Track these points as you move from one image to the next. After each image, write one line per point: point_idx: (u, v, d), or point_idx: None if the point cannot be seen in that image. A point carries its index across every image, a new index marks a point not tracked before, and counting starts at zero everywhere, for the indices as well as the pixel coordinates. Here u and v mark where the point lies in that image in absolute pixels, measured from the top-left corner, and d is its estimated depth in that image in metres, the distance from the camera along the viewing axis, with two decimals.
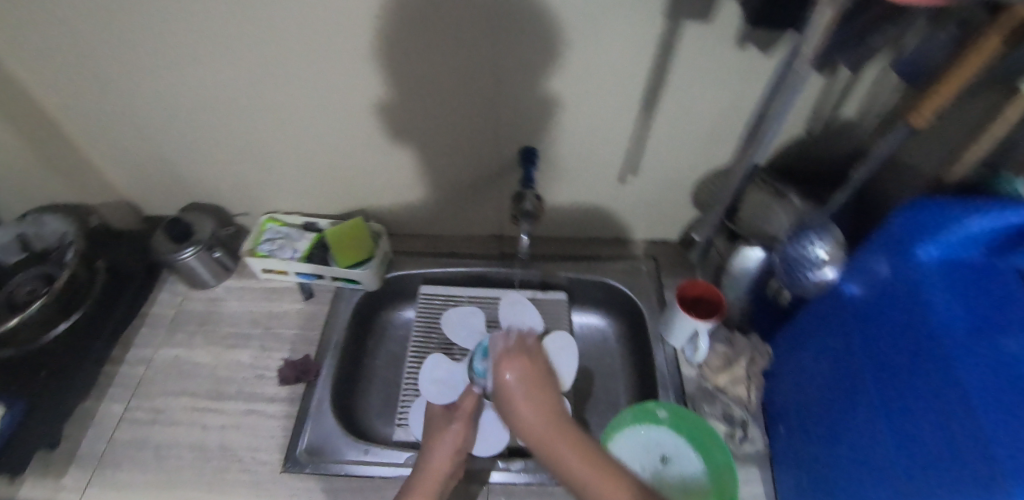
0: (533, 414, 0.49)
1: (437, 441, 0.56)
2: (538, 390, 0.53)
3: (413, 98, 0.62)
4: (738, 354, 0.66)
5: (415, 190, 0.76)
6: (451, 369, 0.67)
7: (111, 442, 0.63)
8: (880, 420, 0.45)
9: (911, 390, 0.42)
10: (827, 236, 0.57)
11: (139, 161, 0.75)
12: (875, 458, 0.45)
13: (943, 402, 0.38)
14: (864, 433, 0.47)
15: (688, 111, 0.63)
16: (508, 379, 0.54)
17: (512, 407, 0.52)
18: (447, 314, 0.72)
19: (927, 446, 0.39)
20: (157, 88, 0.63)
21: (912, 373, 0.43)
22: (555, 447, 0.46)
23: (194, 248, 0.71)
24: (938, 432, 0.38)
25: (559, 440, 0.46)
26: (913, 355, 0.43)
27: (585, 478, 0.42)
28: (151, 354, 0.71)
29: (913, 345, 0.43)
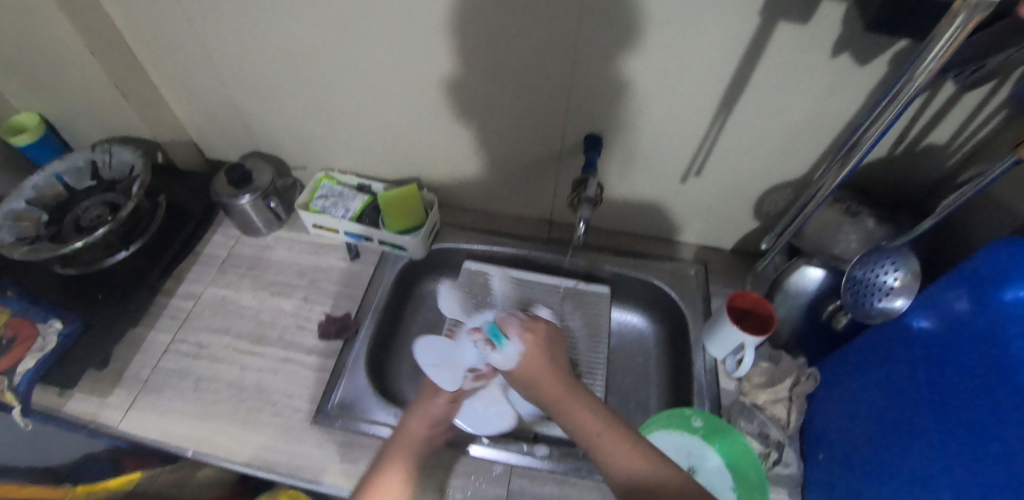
0: (533, 370, 0.52)
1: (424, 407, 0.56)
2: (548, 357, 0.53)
3: (485, 71, 0.61)
4: (783, 374, 0.64)
5: (471, 165, 0.75)
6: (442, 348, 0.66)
7: (156, 369, 0.66)
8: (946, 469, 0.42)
9: (983, 440, 0.39)
10: (903, 263, 0.53)
11: (211, 104, 0.77)
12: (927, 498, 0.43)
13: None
14: (923, 478, 0.44)
15: (769, 115, 0.60)
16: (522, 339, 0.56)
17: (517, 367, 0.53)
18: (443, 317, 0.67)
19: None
20: (235, 35, 0.64)
21: (985, 420, 0.40)
22: (570, 406, 0.47)
23: (252, 195, 0.72)
24: (1007, 488, 0.36)
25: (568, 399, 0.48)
26: (990, 403, 0.39)
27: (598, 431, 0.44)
28: (199, 290, 0.73)
29: (995, 396, 0.39)
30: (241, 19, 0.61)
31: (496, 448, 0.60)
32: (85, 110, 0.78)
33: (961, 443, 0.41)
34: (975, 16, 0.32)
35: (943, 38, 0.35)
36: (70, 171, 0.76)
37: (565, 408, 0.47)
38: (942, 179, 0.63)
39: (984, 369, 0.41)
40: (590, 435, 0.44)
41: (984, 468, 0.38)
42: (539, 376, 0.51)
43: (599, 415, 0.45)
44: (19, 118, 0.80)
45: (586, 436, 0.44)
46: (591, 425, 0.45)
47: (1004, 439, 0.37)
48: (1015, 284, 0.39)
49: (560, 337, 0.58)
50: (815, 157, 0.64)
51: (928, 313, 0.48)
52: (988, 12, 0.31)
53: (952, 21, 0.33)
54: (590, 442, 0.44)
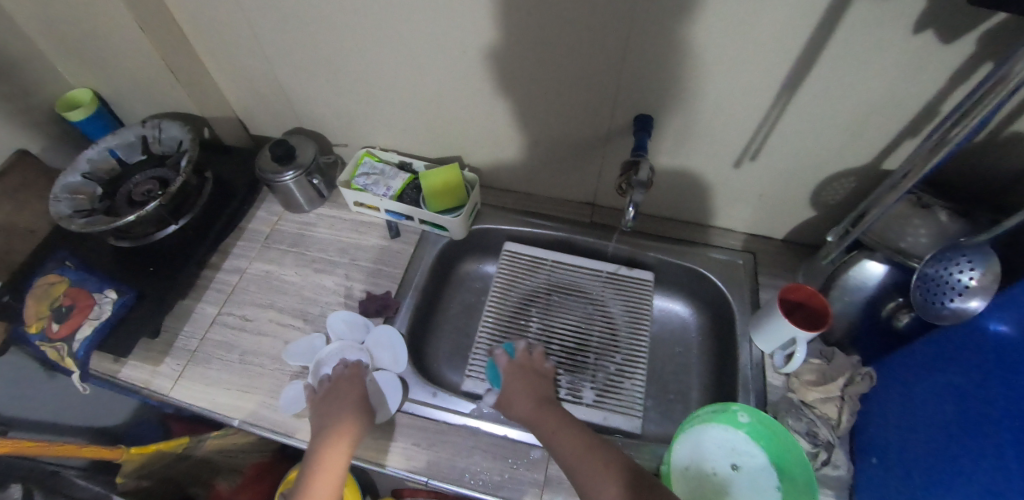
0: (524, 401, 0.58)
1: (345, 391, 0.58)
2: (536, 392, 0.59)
3: (534, 47, 0.59)
4: (836, 372, 0.61)
5: (514, 146, 0.74)
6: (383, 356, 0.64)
7: (204, 340, 0.68)
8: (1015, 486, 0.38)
9: None
10: (981, 262, 0.49)
11: (256, 80, 0.77)
12: None
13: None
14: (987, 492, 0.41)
15: (838, 96, 0.56)
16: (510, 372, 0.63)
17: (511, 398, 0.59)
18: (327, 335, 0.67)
19: None
20: (281, 11, 0.63)
21: None
22: (560, 437, 0.52)
23: (296, 172, 0.73)
24: None
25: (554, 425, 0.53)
26: None
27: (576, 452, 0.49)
28: (244, 265, 0.75)
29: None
30: None
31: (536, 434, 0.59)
32: (136, 86, 0.79)
33: None
34: None
35: None
36: (123, 145, 0.78)
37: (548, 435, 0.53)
38: None
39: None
40: (570, 456, 0.49)
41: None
42: (528, 409, 0.57)
43: (580, 438, 0.51)
44: (75, 93, 0.82)
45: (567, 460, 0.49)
46: (573, 448, 0.50)
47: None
48: None
49: (550, 370, 0.65)
50: (886, 143, 0.59)
51: (1007, 316, 0.45)
52: None
53: None
54: (573, 464, 0.48)
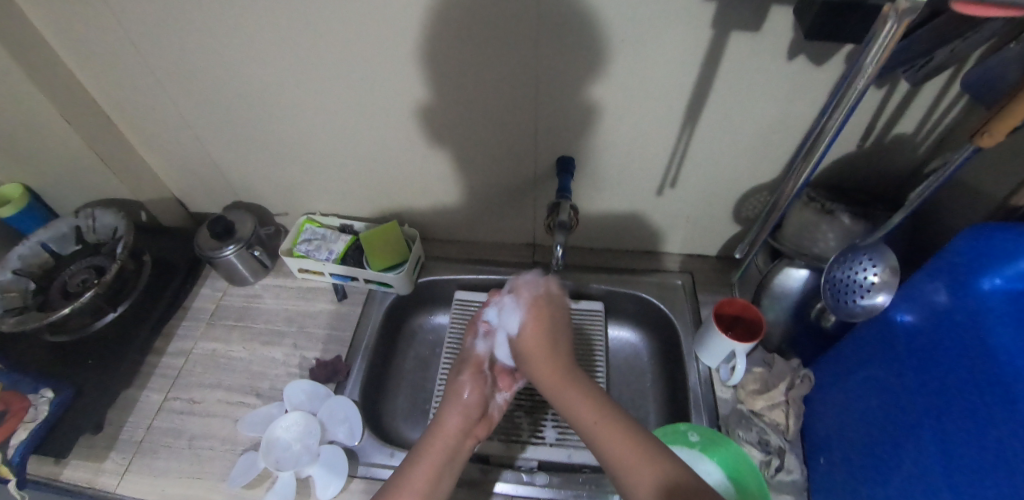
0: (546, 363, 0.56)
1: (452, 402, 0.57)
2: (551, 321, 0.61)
3: (452, 104, 0.62)
4: (777, 378, 0.64)
5: (451, 196, 0.76)
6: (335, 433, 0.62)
7: (150, 430, 0.65)
8: (944, 466, 0.42)
9: (977, 432, 0.39)
10: (880, 260, 0.53)
11: (189, 160, 0.78)
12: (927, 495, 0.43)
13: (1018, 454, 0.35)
14: (923, 478, 0.44)
15: (733, 123, 0.61)
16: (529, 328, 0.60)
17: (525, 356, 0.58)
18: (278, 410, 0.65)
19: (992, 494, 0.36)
20: (208, 92, 0.66)
21: (975, 412, 0.40)
22: (567, 394, 0.52)
23: (236, 246, 0.73)
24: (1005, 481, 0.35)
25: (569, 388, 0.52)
26: (979, 394, 0.40)
27: (596, 420, 0.48)
28: (190, 346, 0.73)
29: (981, 387, 0.39)
30: (211, 74, 0.63)
31: (497, 481, 0.60)
32: (66, 176, 0.79)
33: (954, 438, 0.41)
34: (903, 19, 0.33)
35: (878, 41, 0.36)
36: (55, 238, 0.76)
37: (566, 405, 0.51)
38: (914, 169, 0.63)
39: (971, 360, 0.41)
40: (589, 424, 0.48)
41: (982, 460, 0.38)
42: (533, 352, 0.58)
43: (596, 406, 0.49)
44: (3, 190, 0.81)
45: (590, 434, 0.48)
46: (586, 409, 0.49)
47: (995, 431, 0.37)
48: (989, 273, 0.40)
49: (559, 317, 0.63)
50: (785, 160, 0.65)
51: (908, 308, 0.49)
52: (914, 15, 0.33)
53: (883, 26, 0.35)
54: (586, 426, 0.49)
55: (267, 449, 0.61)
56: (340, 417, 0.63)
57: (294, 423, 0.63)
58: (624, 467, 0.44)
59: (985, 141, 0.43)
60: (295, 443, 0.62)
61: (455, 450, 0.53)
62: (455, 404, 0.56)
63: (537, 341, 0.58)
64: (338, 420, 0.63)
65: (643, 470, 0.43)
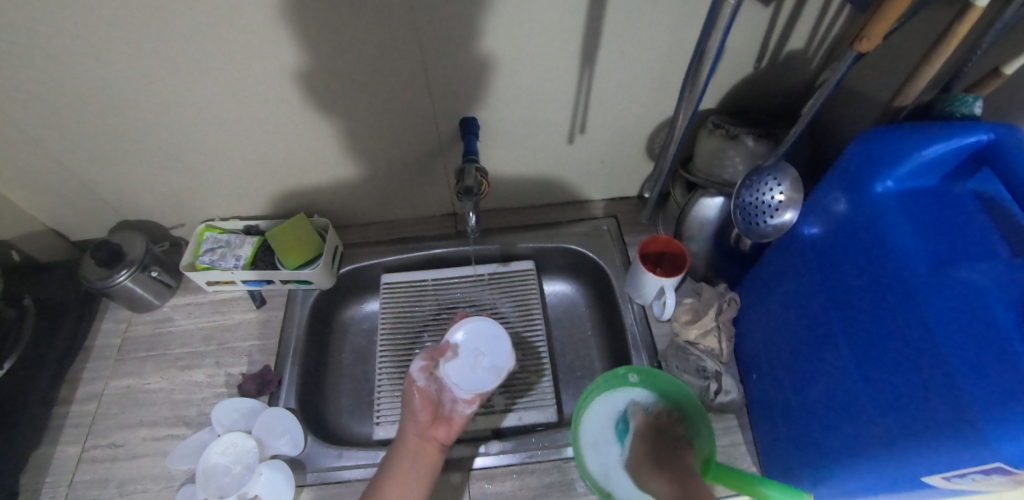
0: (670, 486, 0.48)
1: (409, 413, 0.57)
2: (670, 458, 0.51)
3: (329, 79, 0.56)
4: (706, 305, 0.66)
5: (358, 178, 0.71)
6: (276, 447, 0.59)
7: (72, 485, 0.60)
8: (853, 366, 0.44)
9: (879, 330, 0.42)
10: (782, 177, 0.53)
11: (48, 184, 0.68)
12: (839, 396, 0.46)
13: (914, 329, 0.38)
14: (834, 380, 0.46)
15: (631, 58, 0.58)
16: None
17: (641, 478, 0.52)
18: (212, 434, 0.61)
19: (897, 386, 0.39)
20: (42, 105, 0.56)
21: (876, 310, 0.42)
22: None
23: (127, 270, 0.66)
24: (908, 373, 0.38)
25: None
26: (879, 294, 0.42)
27: None
28: (100, 388, 0.67)
29: (882, 287, 0.42)
30: (39, 82, 0.53)
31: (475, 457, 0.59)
32: None
33: (859, 339, 0.44)
34: None
35: None
36: None
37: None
38: (809, 82, 0.63)
39: (872, 258, 0.44)
40: None
41: (882, 343, 0.41)
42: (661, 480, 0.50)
43: None
44: None
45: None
46: None
47: (892, 316, 0.41)
48: (883, 179, 0.43)
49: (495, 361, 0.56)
50: None
51: (814, 221, 0.51)
52: None
53: None
54: None
55: (205, 479, 0.57)
56: (279, 430, 0.60)
57: (229, 446, 0.59)
58: None
59: (863, 47, 0.42)
60: (233, 466, 0.58)
61: (414, 457, 0.53)
62: (408, 415, 0.57)
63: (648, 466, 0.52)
64: (277, 434, 0.59)
65: None
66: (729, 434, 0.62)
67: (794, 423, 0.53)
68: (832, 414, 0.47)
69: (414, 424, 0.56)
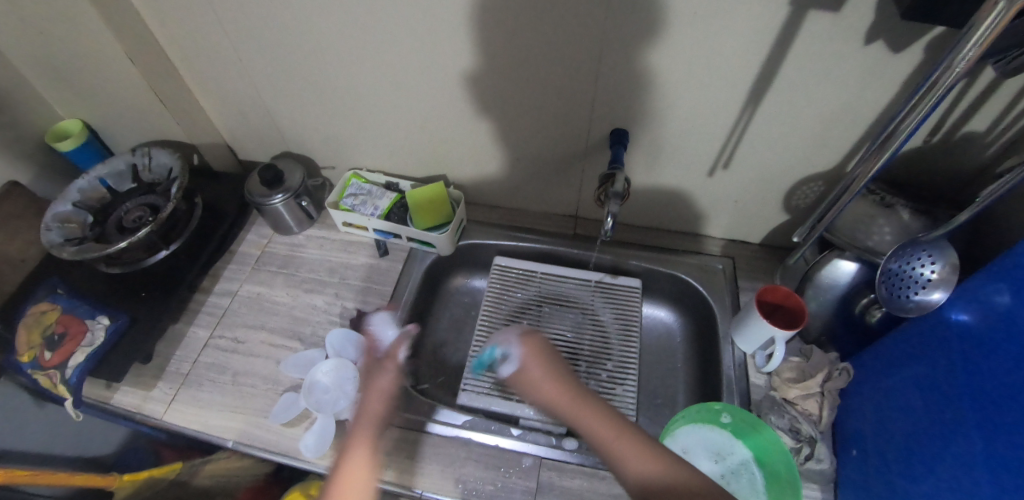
0: (552, 390, 0.47)
1: (371, 386, 0.53)
2: (547, 358, 0.50)
3: (507, 69, 0.61)
4: (814, 369, 0.64)
5: (495, 161, 0.76)
6: None
7: (196, 364, 0.68)
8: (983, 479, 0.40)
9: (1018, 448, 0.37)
10: (937, 256, 0.51)
11: (243, 107, 0.78)
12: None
13: None
14: (958, 485, 0.43)
15: (797, 107, 0.59)
16: (525, 355, 0.50)
17: (528, 383, 0.49)
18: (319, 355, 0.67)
19: None
20: (267, 42, 0.66)
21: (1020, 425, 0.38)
22: (601, 428, 0.43)
23: (284, 195, 0.75)
24: None
25: (588, 408, 0.45)
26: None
27: (619, 440, 0.42)
28: (235, 288, 0.76)
29: None
30: (272, 21, 0.62)
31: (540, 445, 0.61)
32: (124, 113, 0.80)
33: (994, 451, 0.40)
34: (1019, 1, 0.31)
35: (982, 26, 0.35)
36: (113, 174, 0.79)
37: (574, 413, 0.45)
38: (981, 167, 0.61)
39: (1015, 360, 0.40)
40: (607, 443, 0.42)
41: (1015, 454, 0.38)
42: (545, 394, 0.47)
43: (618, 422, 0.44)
44: (66, 125, 0.84)
45: (604, 445, 0.43)
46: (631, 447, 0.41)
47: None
48: None
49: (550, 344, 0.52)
50: (848, 146, 0.63)
51: (968, 308, 0.46)
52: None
53: (993, 8, 0.33)
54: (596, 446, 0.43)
55: (307, 391, 0.63)
56: None
57: (332, 370, 0.65)
58: (607, 450, 0.42)
59: None
60: (333, 388, 0.64)
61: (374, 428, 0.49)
62: (375, 393, 0.52)
63: (540, 377, 0.48)
64: None
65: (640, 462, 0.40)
66: None
67: None
68: None
69: (380, 396, 0.52)
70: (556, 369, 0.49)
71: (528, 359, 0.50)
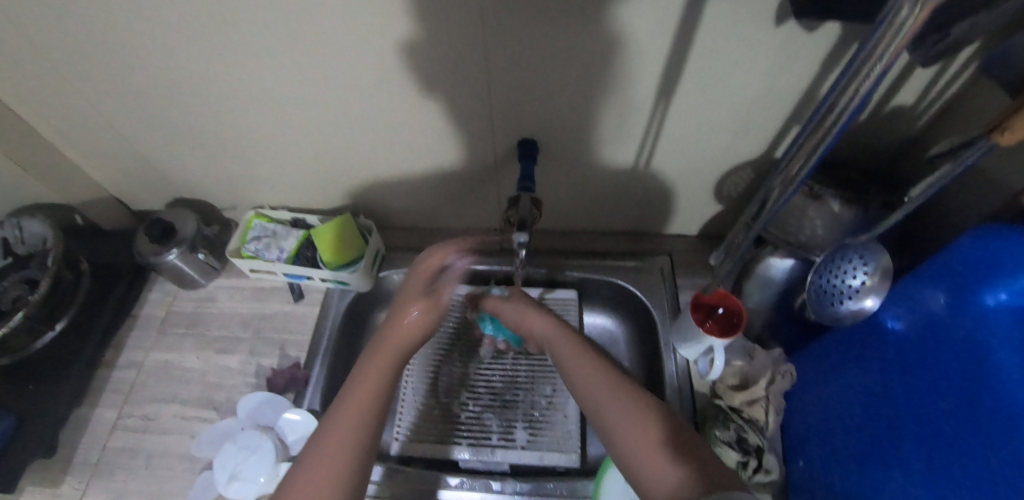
0: (549, 327, 0.55)
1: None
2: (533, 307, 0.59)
3: (392, 89, 0.54)
4: (757, 372, 0.61)
5: (406, 184, 0.70)
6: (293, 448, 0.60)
7: (105, 450, 0.63)
8: (925, 497, 0.38)
9: (961, 460, 0.36)
10: (873, 258, 0.47)
11: (116, 158, 0.70)
12: None
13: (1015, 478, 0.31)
14: None
15: (713, 98, 0.53)
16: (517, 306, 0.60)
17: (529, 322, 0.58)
18: (228, 425, 0.62)
19: None
20: (119, 86, 0.57)
21: (962, 436, 0.36)
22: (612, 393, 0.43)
23: (178, 250, 0.68)
24: None
25: (586, 364, 0.48)
26: (966, 418, 0.36)
27: (620, 384, 0.44)
28: (141, 358, 0.70)
29: (976, 415, 0.36)
30: (115, 62, 0.54)
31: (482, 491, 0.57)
32: None
33: (937, 465, 0.38)
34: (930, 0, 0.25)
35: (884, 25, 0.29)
36: None
37: (572, 360, 0.50)
38: (912, 141, 0.56)
39: (951, 367, 0.39)
40: (595, 390, 0.45)
41: (973, 465, 0.35)
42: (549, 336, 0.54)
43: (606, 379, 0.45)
44: None
45: (595, 398, 0.44)
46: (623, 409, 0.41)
47: (994, 435, 0.34)
48: (993, 287, 0.37)
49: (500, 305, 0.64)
50: (774, 131, 0.57)
51: (900, 314, 0.44)
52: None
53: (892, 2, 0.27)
54: (599, 401, 0.44)
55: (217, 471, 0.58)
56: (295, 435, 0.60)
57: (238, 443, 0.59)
58: (609, 405, 0.43)
59: (1003, 138, 0.35)
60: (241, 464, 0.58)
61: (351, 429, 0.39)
62: (371, 379, 0.43)
63: (541, 326, 0.56)
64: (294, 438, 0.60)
65: (625, 413, 0.41)
66: None
67: None
68: None
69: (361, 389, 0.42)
70: (544, 316, 0.57)
71: (520, 314, 0.60)
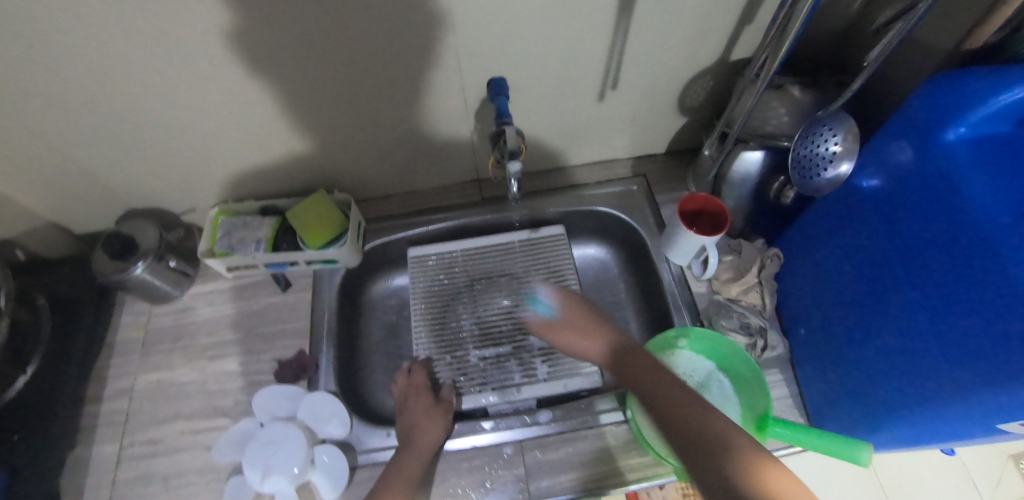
0: None
1: (421, 416, 0.58)
2: None
3: (347, 48, 0.51)
4: (748, 262, 0.65)
5: (376, 150, 0.67)
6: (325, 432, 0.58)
7: (115, 484, 0.58)
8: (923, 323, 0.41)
9: (952, 279, 0.39)
10: (838, 126, 0.50)
11: (46, 177, 0.62)
12: (903, 351, 0.43)
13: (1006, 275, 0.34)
14: (899, 337, 0.44)
15: (670, 6, 0.54)
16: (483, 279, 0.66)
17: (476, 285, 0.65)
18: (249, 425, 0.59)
19: (973, 337, 0.36)
20: (32, 92, 0.51)
21: (947, 260, 0.39)
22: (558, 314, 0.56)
23: (144, 261, 0.63)
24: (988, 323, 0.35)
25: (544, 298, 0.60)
26: (948, 243, 0.39)
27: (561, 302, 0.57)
28: (129, 384, 0.65)
29: (956, 238, 0.39)
30: (24, 65, 0.47)
31: (517, 428, 0.59)
32: None
33: (929, 291, 0.41)
34: None
35: None
36: None
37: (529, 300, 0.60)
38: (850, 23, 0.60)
39: (929, 204, 0.42)
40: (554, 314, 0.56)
41: (963, 279, 0.38)
42: None
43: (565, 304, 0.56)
44: None
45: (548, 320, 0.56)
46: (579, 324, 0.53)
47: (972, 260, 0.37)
48: (954, 124, 0.40)
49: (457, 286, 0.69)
50: (728, 32, 0.59)
51: (874, 172, 0.48)
52: None
53: None
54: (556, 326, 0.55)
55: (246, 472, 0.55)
56: (322, 419, 0.58)
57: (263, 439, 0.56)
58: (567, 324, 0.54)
59: None
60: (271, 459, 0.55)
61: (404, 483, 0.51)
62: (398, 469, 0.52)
63: None
64: (322, 421, 0.58)
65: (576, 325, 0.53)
66: (773, 388, 0.61)
67: (853, 382, 0.51)
68: (896, 371, 0.44)
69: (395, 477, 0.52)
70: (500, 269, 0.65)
71: None
